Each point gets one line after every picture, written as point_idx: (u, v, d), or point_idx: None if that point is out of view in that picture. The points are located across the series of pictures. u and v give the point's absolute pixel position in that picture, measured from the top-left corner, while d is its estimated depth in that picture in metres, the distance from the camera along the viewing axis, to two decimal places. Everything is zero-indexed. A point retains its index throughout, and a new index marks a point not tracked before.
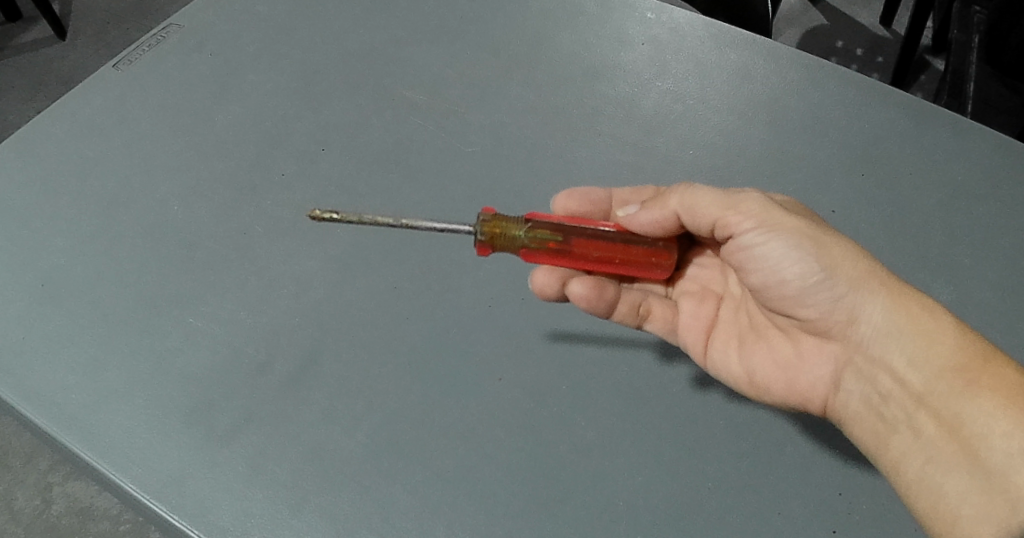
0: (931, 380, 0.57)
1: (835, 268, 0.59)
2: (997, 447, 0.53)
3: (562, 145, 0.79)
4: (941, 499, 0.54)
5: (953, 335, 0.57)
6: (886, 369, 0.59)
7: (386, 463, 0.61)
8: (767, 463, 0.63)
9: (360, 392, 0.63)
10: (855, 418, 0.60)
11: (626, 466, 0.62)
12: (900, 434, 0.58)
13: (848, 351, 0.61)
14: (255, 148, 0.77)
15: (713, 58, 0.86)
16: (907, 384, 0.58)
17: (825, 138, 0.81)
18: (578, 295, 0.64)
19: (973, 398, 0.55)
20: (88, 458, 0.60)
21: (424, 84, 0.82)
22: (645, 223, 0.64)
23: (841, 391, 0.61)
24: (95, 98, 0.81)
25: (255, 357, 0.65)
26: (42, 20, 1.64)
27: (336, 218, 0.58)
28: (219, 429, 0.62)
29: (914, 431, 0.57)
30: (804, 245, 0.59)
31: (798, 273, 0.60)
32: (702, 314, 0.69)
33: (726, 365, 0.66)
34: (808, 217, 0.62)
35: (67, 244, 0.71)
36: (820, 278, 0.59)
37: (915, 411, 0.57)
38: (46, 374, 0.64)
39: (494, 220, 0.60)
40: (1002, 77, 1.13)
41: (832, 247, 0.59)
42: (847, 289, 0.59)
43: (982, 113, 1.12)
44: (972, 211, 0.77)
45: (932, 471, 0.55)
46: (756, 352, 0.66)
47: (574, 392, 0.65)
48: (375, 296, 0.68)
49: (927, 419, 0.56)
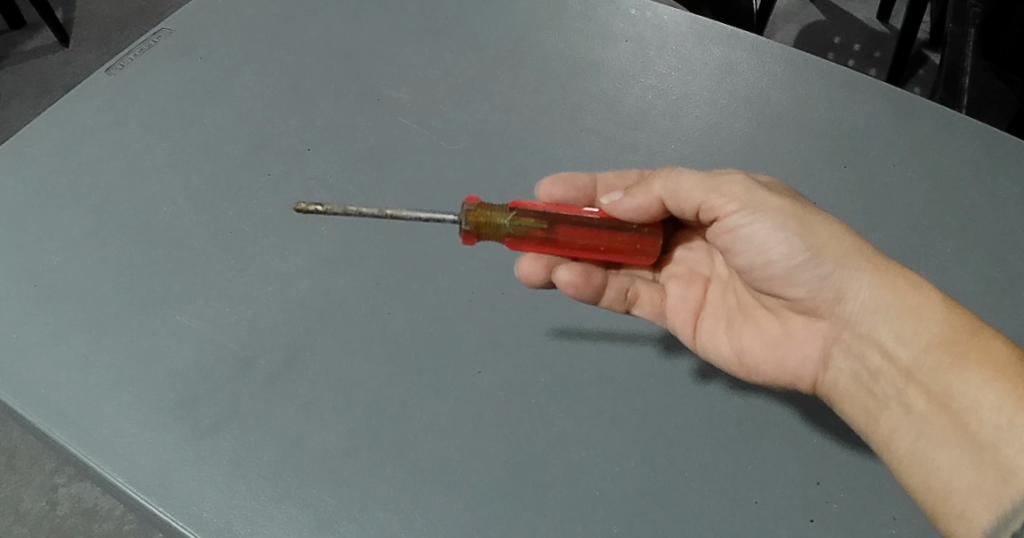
0: (919, 355, 0.57)
1: (820, 247, 0.60)
2: (986, 420, 0.53)
3: (545, 142, 0.80)
4: (933, 473, 0.55)
5: (940, 310, 0.57)
6: (874, 346, 0.59)
7: (368, 456, 0.62)
8: (746, 452, 0.64)
9: (343, 386, 0.65)
10: (845, 394, 0.61)
11: (604, 456, 0.63)
12: (890, 410, 0.58)
13: (836, 328, 0.62)
14: (243, 149, 0.78)
15: (696, 53, 0.86)
16: (896, 360, 0.58)
17: (807, 131, 0.81)
18: (565, 282, 0.65)
19: (962, 373, 0.55)
20: (77, 451, 0.62)
21: (409, 84, 0.83)
22: (629, 209, 0.64)
23: (830, 368, 0.62)
24: (87, 102, 0.83)
25: (241, 352, 0.66)
26: (45, 28, 1.66)
27: (320, 209, 0.58)
28: (205, 423, 0.63)
29: (905, 408, 0.58)
30: (789, 225, 0.60)
31: (783, 253, 0.61)
32: (690, 297, 0.70)
33: (715, 347, 0.67)
34: (793, 197, 0.62)
35: (58, 244, 0.73)
36: (805, 258, 0.60)
37: (905, 387, 0.58)
38: (36, 371, 0.66)
39: (479, 208, 0.60)
40: (997, 70, 1.14)
41: (817, 226, 0.60)
42: (833, 267, 0.60)
43: (978, 105, 1.12)
44: (954, 200, 0.77)
45: (924, 446, 0.56)
46: (746, 333, 0.67)
47: (555, 384, 0.66)
48: (359, 291, 0.69)
49: (917, 394, 0.57)
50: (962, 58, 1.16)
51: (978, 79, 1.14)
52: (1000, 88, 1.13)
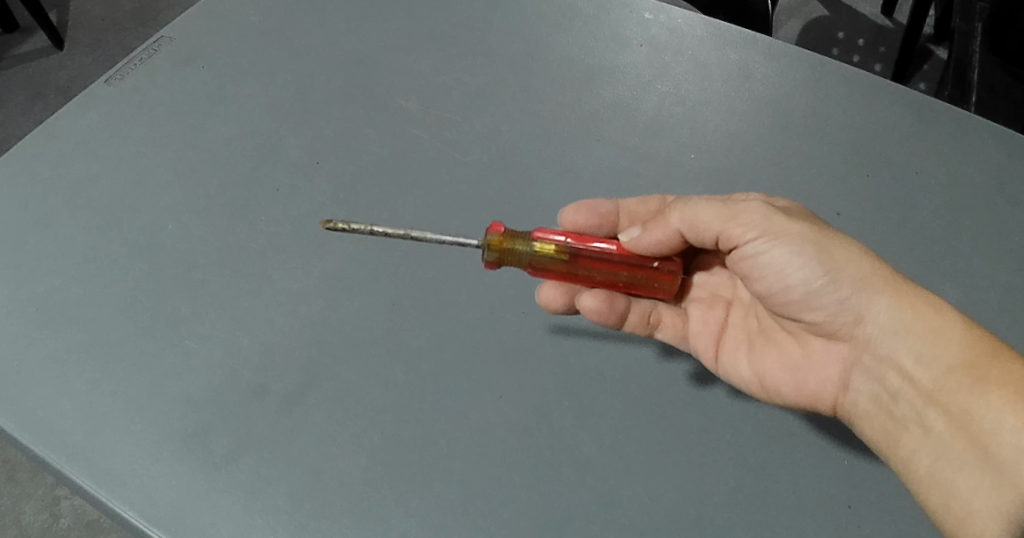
0: (939, 377, 0.57)
1: (839, 271, 0.59)
2: (1007, 442, 0.53)
3: (560, 152, 0.77)
4: (953, 496, 0.55)
5: (960, 332, 0.57)
6: (894, 368, 0.59)
7: (387, 487, 0.59)
8: (777, 475, 0.61)
9: (360, 413, 0.62)
10: (865, 417, 0.61)
11: (631, 482, 0.60)
12: (910, 433, 0.58)
13: (856, 351, 0.62)
14: (249, 163, 0.76)
15: (713, 58, 0.84)
16: (917, 383, 0.58)
17: (829, 139, 0.79)
18: (589, 309, 0.65)
19: (983, 394, 0.55)
20: (87, 486, 0.59)
21: (419, 92, 0.81)
22: (649, 245, 0.63)
23: (850, 391, 0.62)
24: (86, 114, 0.80)
25: (254, 379, 0.63)
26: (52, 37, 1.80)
27: (347, 227, 0.59)
28: (219, 454, 0.60)
29: (925, 428, 0.57)
30: (807, 251, 0.59)
31: (802, 278, 0.60)
32: (712, 320, 0.71)
33: (736, 371, 0.66)
34: (811, 220, 0.62)
35: (61, 266, 0.70)
36: (824, 282, 0.60)
37: (926, 409, 0.58)
38: (42, 401, 0.63)
39: (501, 235, 0.59)
40: (1003, 65, 1.13)
41: (835, 249, 0.59)
42: (853, 291, 0.59)
43: (987, 102, 1.11)
44: (981, 208, 0.75)
45: (943, 467, 0.56)
46: (766, 355, 0.67)
47: (578, 408, 0.63)
48: (374, 312, 0.67)
49: (938, 417, 0.57)
50: (969, 54, 1.15)
51: (985, 75, 1.13)
52: (1006, 83, 1.12)
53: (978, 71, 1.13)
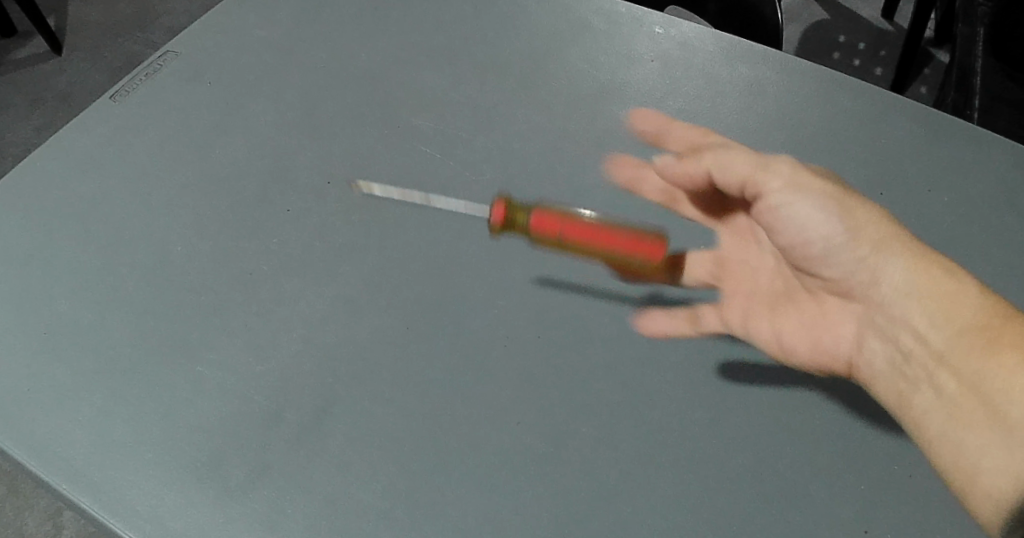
0: (951, 340, 0.59)
1: (858, 229, 0.64)
2: (1017, 402, 0.54)
3: (573, 171, 0.77)
4: (962, 453, 0.56)
5: (975, 297, 0.59)
6: (907, 329, 0.63)
7: (403, 515, 0.58)
8: (797, 499, 0.59)
9: (375, 439, 0.61)
10: (880, 377, 0.64)
11: (651, 507, 0.58)
12: (922, 393, 0.60)
13: (871, 312, 0.66)
14: (259, 183, 0.76)
15: (725, 74, 0.84)
16: (928, 344, 0.61)
17: (844, 154, 0.78)
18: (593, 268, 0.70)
19: (995, 355, 0.56)
20: (99, 515, 0.58)
21: (429, 109, 0.81)
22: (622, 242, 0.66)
23: (865, 352, 0.66)
24: (93, 131, 0.80)
25: (268, 406, 0.63)
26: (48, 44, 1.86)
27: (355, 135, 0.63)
28: (234, 483, 0.59)
29: (936, 389, 0.59)
30: (828, 206, 0.65)
31: (823, 234, 0.65)
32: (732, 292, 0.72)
33: (759, 334, 0.68)
34: (838, 183, 0.67)
35: (69, 288, 0.70)
36: (843, 239, 0.65)
37: (937, 370, 0.60)
38: (52, 429, 0.62)
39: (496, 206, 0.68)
40: (1005, 70, 1.16)
41: (856, 207, 0.65)
42: (869, 250, 0.64)
43: (988, 104, 1.14)
44: (998, 225, 0.74)
45: (953, 427, 0.57)
46: (785, 320, 0.70)
47: (596, 431, 0.62)
48: (388, 337, 0.66)
49: (948, 377, 0.59)
50: (971, 60, 1.20)
51: (987, 79, 1.16)
52: (1008, 87, 1.15)
53: (980, 75, 1.17)
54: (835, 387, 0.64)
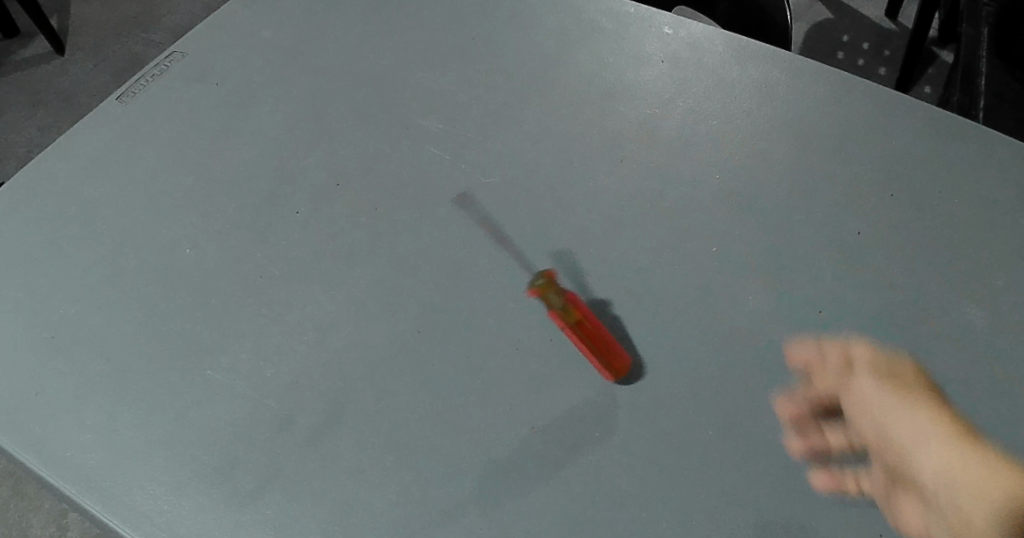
0: (969, 491, 0.58)
1: (904, 331, 0.66)
2: None
3: (581, 173, 0.76)
4: None
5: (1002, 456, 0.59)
6: (933, 462, 0.59)
7: (416, 521, 0.57)
8: (814, 501, 0.58)
9: (386, 444, 0.61)
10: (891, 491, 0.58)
11: (664, 511, 0.58)
12: (930, 519, 0.57)
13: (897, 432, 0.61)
14: (268, 185, 0.75)
15: (735, 75, 0.83)
16: (947, 482, 0.58)
17: (855, 155, 0.78)
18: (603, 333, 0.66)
19: (1004, 511, 0.57)
20: (110, 521, 0.58)
21: (438, 110, 0.80)
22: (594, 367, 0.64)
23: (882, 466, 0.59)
24: (100, 134, 0.80)
25: (278, 410, 0.62)
26: (65, 53, 1.97)
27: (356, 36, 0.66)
28: (244, 488, 0.59)
29: (943, 523, 0.57)
30: (873, 297, 0.68)
31: (870, 327, 0.66)
32: (744, 337, 0.66)
33: (783, 393, 0.63)
34: (882, 270, 0.70)
35: (77, 291, 0.69)
36: (887, 333, 0.66)
37: (945, 506, 0.57)
38: (61, 434, 0.62)
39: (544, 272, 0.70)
40: (1010, 70, 1.16)
41: (899, 295, 0.68)
42: (918, 357, 0.64)
43: (994, 105, 1.14)
44: (1018, 219, 0.73)
45: None
46: (805, 386, 0.63)
47: (608, 434, 0.61)
48: (398, 340, 0.66)
49: (955, 516, 0.57)
50: (976, 61, 1.20)
51: (992, 79, 1.16)
52: (1014, 88, 1.14)
53: (985, 76, 1.17)
54: (851, 388, 0.63)
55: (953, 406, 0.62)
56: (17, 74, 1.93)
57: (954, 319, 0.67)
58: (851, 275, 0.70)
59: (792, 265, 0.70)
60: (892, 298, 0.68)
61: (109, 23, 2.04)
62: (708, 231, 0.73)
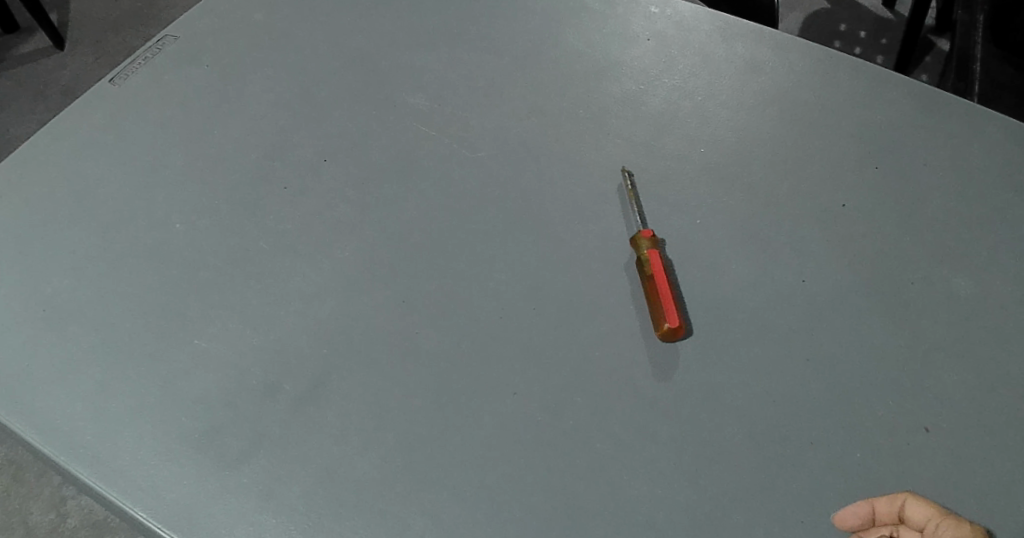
0: None
1: (900, 324, 0.66)
2: None
3: (568, 148, 0.77)
4: None
5: None
6: None
7: (401, 485, 0.58)
8: (794, 464, 0.59)
9: (371, 411, 0.62)
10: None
11: (645, 474, 0.59)
12: None
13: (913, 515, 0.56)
14: (257, 162, 0.76)
15: (720, 52, 0.84)
16: None
17: (839, 130, 0.78)
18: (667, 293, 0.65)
19: None
20: (98, 486, 0.59)
21: (425, 88, 0.81)
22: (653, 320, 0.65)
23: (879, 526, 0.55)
24: (93, 114, 0.81)
25: (266, 378, 0.63)
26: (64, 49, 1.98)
27: None
28: (232, 454, 0.60)
29: None
30: (869, 286, 0.68)
31: (869, 321, 0.66)
32: (728, 308, 0.67)
33: (767, 368, 0.63)
34: (875, 256, 0.70)
35: (69, 266, 0.70)
36: (882, 323, 0.66)
37: None
38: (52, 403, 0.63)
39: (642, 228, 0.70)
40: (1005, 56, 1.16)
41: (884, 271, 0.69)
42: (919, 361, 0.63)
43: (990, 91, 1.13)
44: (999, 190, 0.73)
45: None
46: (791, 368, 0.63)
47: (591, 400, 0.62)
48: (384, 311, 0.67)
49: None
50: (972, 46, 1.20)
51: (985, 63, 1.16)
52: (1009, 73, 1.14)
53: (981, 62, 1.17)
54: (833, 357, 0.64)
55: (931, 373, 0.63)
56: (17, 68, 1.95)
57: (934, 290, 0.68)
58: (833, 247, 0.70)
59: (774, 236, 0.71)
60: (874, 269, 0.69)
61: (108, 17, 2.05)
62: (692, 204, 0.73)
